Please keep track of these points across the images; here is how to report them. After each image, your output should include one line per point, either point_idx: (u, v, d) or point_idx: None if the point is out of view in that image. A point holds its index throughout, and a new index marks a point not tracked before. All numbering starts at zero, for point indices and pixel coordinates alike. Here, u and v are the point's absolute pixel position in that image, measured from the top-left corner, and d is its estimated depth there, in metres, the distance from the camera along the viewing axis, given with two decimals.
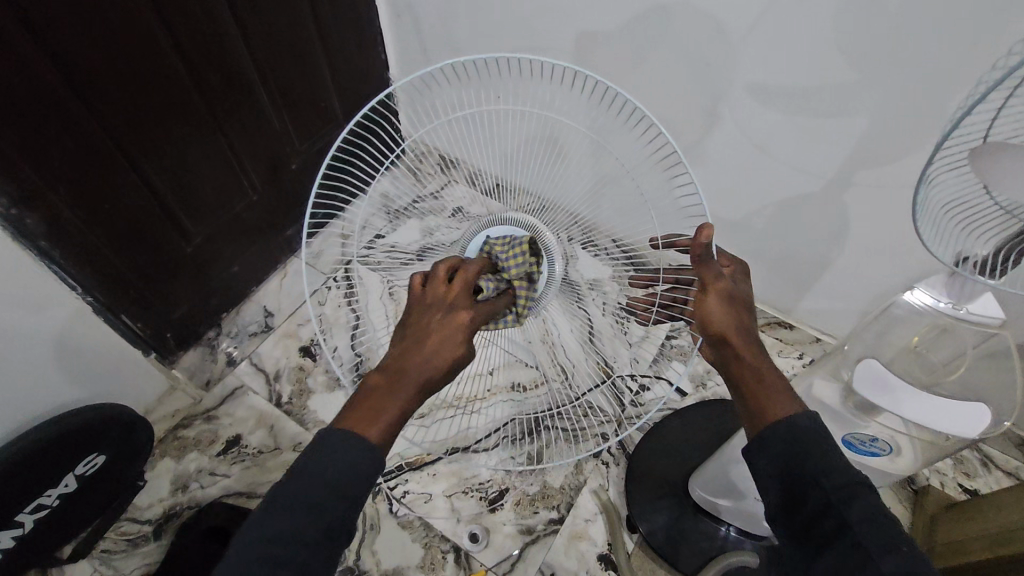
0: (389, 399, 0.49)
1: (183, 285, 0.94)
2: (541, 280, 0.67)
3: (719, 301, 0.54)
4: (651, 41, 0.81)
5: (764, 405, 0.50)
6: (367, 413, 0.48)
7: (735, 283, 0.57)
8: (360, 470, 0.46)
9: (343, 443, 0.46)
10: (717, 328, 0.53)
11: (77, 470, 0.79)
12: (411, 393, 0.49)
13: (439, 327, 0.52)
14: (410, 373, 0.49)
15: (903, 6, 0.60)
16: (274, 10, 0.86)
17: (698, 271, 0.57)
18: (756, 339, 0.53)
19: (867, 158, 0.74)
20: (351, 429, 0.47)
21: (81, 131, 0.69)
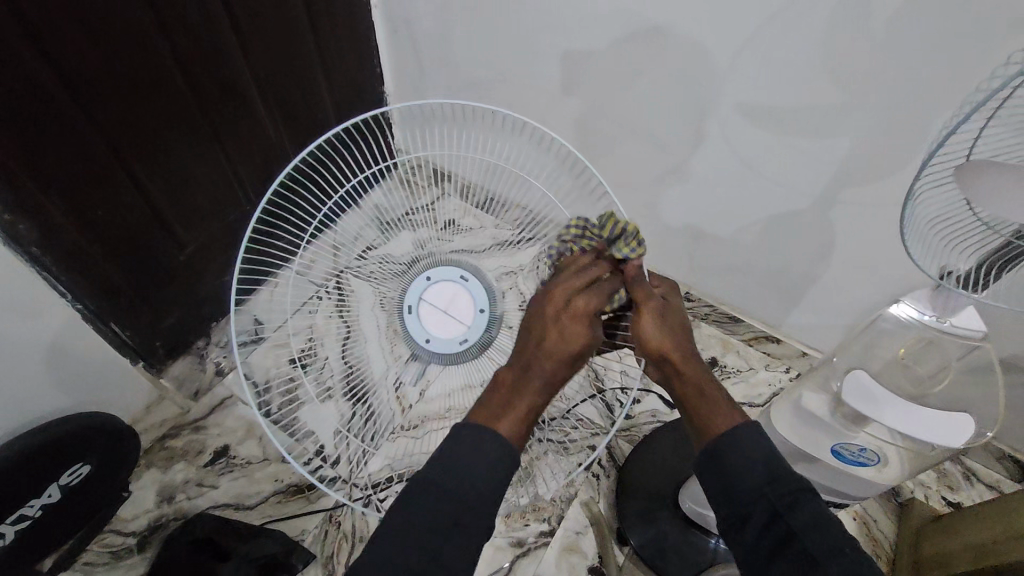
0: (517, 396, 0.55)
1: (174, 293, 0.93)
2: (487, 316, 0.77)
3: (591, 298, 0.59)
4: (644, 60, 0.83)
5: (706, 416, 0.53)
6: (499, 405, 0.55)
7: (666, 300, 0.61)
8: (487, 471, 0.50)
9: (471, 437, 0.51)
10: (654, 344, 0.57)
11: (61, 480, 0.77)
12: (537, 385, 0.56)
13: (569, 321, 0.58)
14: (546, 353, 0.57)
15: (884, 33, 0.63)
16: (274, 23, 0.87)
17: (631, 291, 0.61)
18: (693, 355, 0.57)
19: (852, 177, 0.77)
20: (483, 421, 0.53)
21: (77, 137, 0.69)
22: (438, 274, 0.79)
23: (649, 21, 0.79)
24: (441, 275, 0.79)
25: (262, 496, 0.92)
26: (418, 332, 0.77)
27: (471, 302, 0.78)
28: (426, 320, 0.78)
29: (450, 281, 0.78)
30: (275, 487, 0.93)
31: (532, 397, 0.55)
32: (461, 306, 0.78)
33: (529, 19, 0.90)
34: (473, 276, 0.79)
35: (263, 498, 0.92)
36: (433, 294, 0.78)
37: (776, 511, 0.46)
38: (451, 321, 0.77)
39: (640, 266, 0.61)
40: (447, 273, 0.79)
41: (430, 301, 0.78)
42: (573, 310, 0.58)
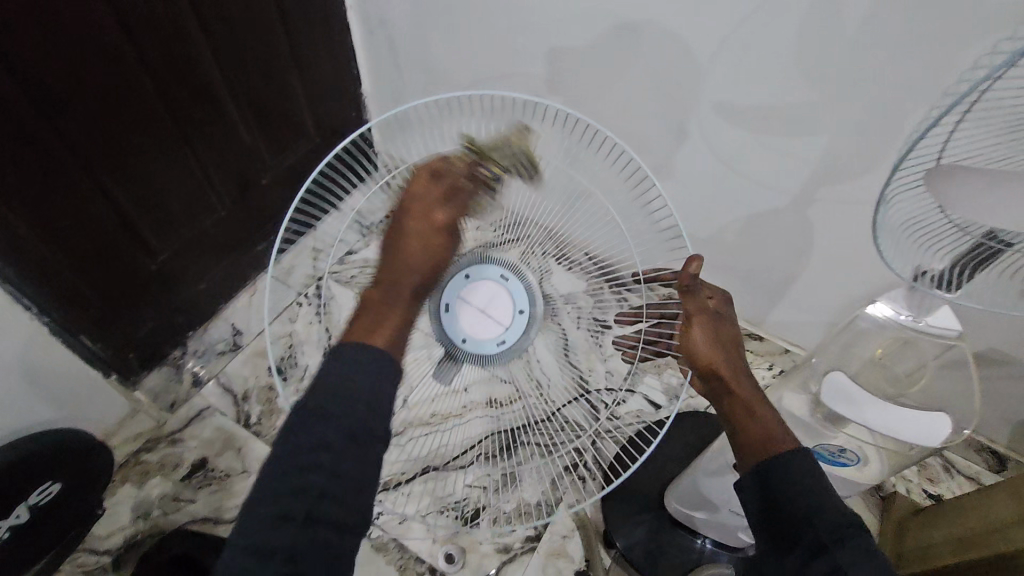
0: (385, 314, 0.60)
1: (146, 303, 0.91)
2: (525, 318, 0.73)
3: (446, 211, 0.66)
4: (622, 60, 0.83)
5: (762, 437, 0.52)
6: (365, 329, 0.58)
7: (717, 312, 0.61)
8: (378, 381, 0.53)
9: (363, 353, 0.54)
10: (704, 360, 0.57)
11: (30, 499, 0.75)
12: (398, 311, 0.61)
13: (407, 254, 0.64)
14: (398, 290, 0.63)
15: (858, 32, 0.63)
16: (245, 25, 0.85)
17: (681, 302, 0.61)
18: (744, 374, 0.57)
19: (830, 176, 0.77)
20: (360, 340, 0.57)
21: (40, 145, 0.67)
22: (478, 271, 0.74)
23: (626, 21, 0.78)
24: (480, 273, 0.74)
25: (242, 508, 0.90)
26: (455, 333, 0.73)
27: (509, 300, 0.74)
28: (465, 320, 0.73)
29: (489, 280, 0.74)
30: None
31: (394, 322, 0.60)
32: (500, 304, 0.73)
33: (504, 18, 0.89)
34: (515, 276, 0.74)
35: None
36: (472, 292, 0.73)
37: (822, 541, 0.45)
38: (489, 321, 0.73)
39: (698, 268, 0.60)
40: (487, 271, 0.74)
41: (469, 300, 0.74)
42: (433, 218, 0.65)
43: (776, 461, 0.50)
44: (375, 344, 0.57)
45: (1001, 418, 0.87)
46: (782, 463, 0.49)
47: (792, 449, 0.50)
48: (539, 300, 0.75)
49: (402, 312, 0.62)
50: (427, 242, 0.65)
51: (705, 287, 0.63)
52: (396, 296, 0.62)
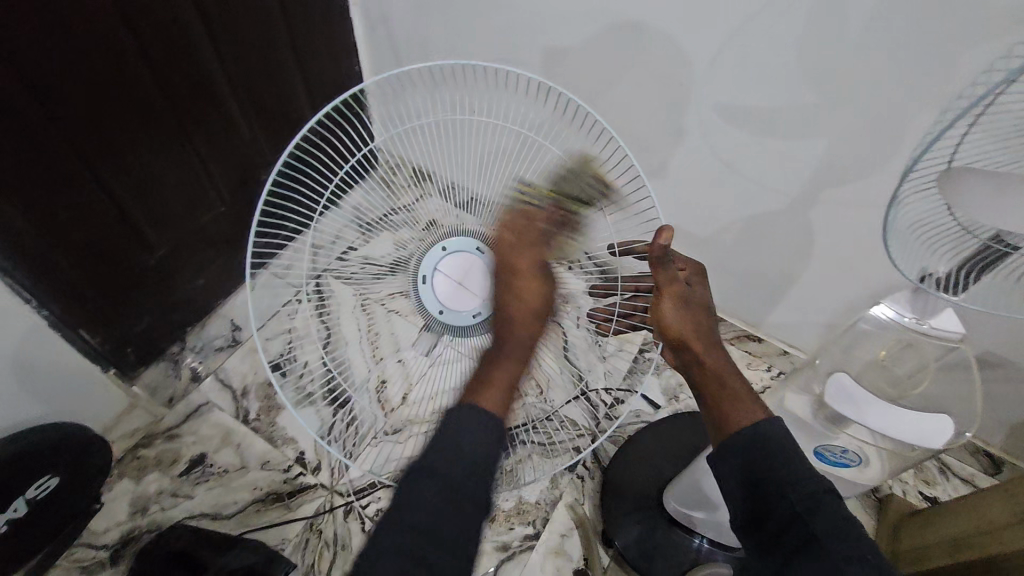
0: (504, 372, 0.61)
1: (145, 297, 0.91)
2: None
3: (533, 256, 0.66)
4: (624, 59, 0.83)
5: (725, 407, 0.52)
6: (481, 383, 0.59)
7: (687, 283, 0.58)
8: (485, 445, 0.53)
9: (471, 417, 0.54)
10: (671, 330, 0.56)
11: (27, 494, 0.74)
12: (513, 364, 0.62)
13: (526, 289, 0.65)
14: (511, 341, 0.64)
15: (861, 36, 0.64)
16: (246, 19, 0.85)
17: (653, 272, 0.58)
18: (713, 343, 0.55)
19: (831, 178, 0.77)
20: (476, 401, 0.56)
21: (38, 138, 0.66)
22: (454, 244, 0.74)
23: (629, 21, 0.78)
24: (457, 246, 0.74)
25: (240, 505, 0.90)
26: (431, 303, 0.73)
27: (484, 273, 0.73)
28: (442, 291, 0.73)
29: (465, 252, 0.73)
30: (253, 495, 0.90)
31: (512, 367, 0.61)
32: (474, 278, 0.72)
33: (506, 17, 0.89)
34: (489, 247, 0.73)
35: (241, 507, 0.90)
36: (448, 264, 0.74)
37: (796, 513, 0.44)
38: (465, 292, 0.73)
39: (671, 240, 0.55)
40: (463, 244, 0.74)
41: (447, 272, 0.73)
42: (534, 273, 0.65)
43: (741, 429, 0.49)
44: (484, 407, 0.56)
45: (998, 420, 0.88)
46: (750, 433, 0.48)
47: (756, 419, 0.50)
48: None
49: (518, 362, 0.62)
50: (534, 307, 0.64)
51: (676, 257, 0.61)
52: (507, 361, 0.61)
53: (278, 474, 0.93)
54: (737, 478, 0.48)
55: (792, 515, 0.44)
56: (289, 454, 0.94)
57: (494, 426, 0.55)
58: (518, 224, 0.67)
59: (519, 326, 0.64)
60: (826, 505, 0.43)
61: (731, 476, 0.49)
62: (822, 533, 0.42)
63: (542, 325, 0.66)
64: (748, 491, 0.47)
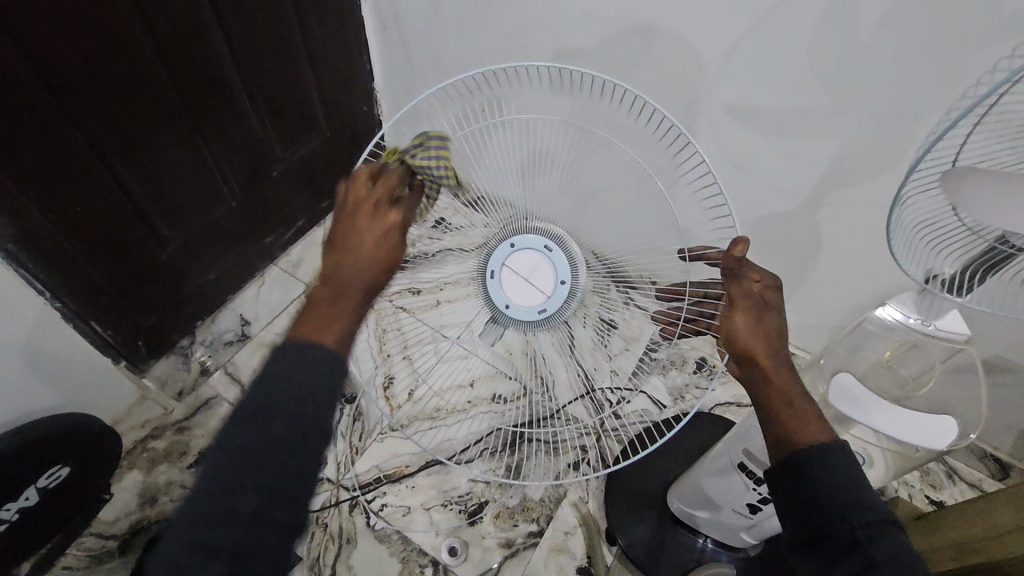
0: (330, 304, 0.48)
1: (156, 291, 0.92)
2: (567, 289, 0.71)
3: (380, 224, 0.52)
4: (633, 59, 0.83)
5: (790, 429, 0.49)
6: (318, 320, 0.46)
7: (764, 298, 0.54)
8: (322, 375, 0.43)
9: (294, 353, 0.43)
10: (743, 347, 0.52)
11: (39, 482, 0.76)
12: (355, 287, 0.49)
13: (365, 226, 0.52)
14: (335, 285, 0.49)
15: (871, 37, 0.64)
16: (259, 17, 0.86)
17: (726, 285, 0.55)
18: (785, 362, 0.52)
19: (838, 179, 0.77)
20: (304, 333, 0.45)
21: (55, 133, 0.68)
22: (523, 241, 0.72)
23: (637, 21, 0.78)
24: (525, 243, 0.72)
25: None
26: (498, 298, 0.72)
27: (552, 272, 0.71)
28: (508, 287, 0.72)
29: (533, 250, 0.72)
30: None
31: (345, 322, 0.47)
32: (544, 277, 0.71)
33: (516, 17, 0.90)
34: (559, 247, 0.72)
35: None
36: (518, 260, 0.72)
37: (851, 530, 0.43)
38: (532, 289, 0.71)
39: (745, 252, 0.55)
40: (533, 241, 0.72)
41: (513, 268, 0.72)
42: (386, 215, 0.53)
43: (810, 453, 0.46)
44: (320, 341, 0.44)
45: (1005, 425, 0.88)
46: (815, 458, 0.46)
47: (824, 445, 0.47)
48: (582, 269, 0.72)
49: (373, 248, 0.51)
50: (377, 252, 0.51)
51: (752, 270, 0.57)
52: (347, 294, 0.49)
53: None
54: (789, 503, 0.47)
55: (852, 544, 0.43)
56: None
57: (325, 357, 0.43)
58: (363, 181, 0.54)
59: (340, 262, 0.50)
60: (886, 533, 0.43)
61: (783, 499, 0.48)
62: (876, 550, 0.42)
63: (383, 269, 0.51)
64: (799, 515, 0.47)
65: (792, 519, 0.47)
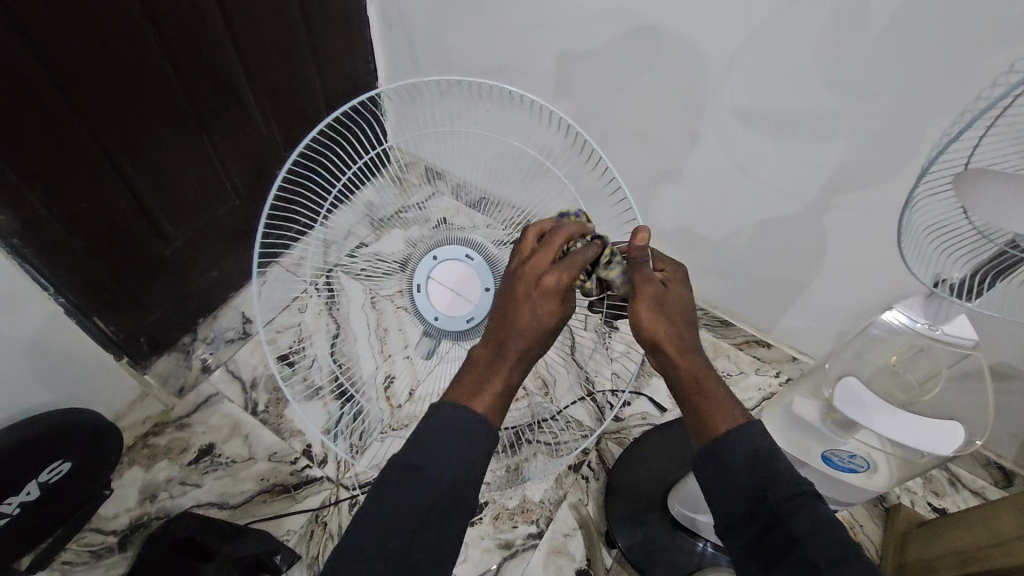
0: (492, 373, 0.50)
1: (158, 287, 0.92)
2: (491, 294, 0.74)
3: (562, 275, 0.53)
4: (640, 59, 0.83)
5: (705, 413, 0.48)
6: (471, 386, 0.49)
7: (667, 285, 0.55)
8: (466, 438, 0.45)
9: (439, 419, 0.46)
10: (648, 335, 0.52)
11: (41, 477, 0.75)
12: (505, 377, 0.50)
13: (523, 298, 0.53)
14: (507, 347, 0.51)
15: (882, 38, 0.63)
16: (266, 14, 0.86)
17: (632, 275, 0.56)
18: (693, 348, 0.52)
19: (845, 184, 0.77)
20: (460, 400, 0.48)
21: (60, 128, 0.68)
22: (444, 253, 0.75)
23: (645, 21, 0.78)
24: (448, 254, 0.76)
25: (247, 495, 0.90)
26: (426, 309, 0.74)
27: (475, 280, 0.74)
28: (435, 297, 0.75)
29: (455, 260, 0.75)
30: (260, 486, 0.91)
31: (501, 382, 0.49)
32: (465, 286, 0.74)
33: (522, 17, 0.90)
34: (480, 256, 0.75)
35: (248, 497, 0.90)
36: (440, 272, 0.75)
37: (777, 516, 0.41)
38: (460, 299, 0.74)
39: (647, 242, 0.58)
40: (454, 251, 0.76)
41: (439, 279, 0.75)
42: (541, 279, 0.53)
43: (726, 438, 0.46)
44: (476, 409, 0.47)
45: (1009, 433, 0.88)
46: (731, 439, 0.45)
47: (735, 429, 0.46)
48: (503, 270, 0.75)
49: (524, 344, 0.51)
50: (548, 313, 0.52)
51: (656, 262, 0.58)
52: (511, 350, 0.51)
53: (285, 465, 0.93)
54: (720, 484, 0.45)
55: (773, 519, 0.41)
56: (297, 447, 0.95)
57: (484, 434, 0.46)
58: (532, 245, 0.58)
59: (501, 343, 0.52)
60: (806, 506, 0.41)
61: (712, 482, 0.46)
62: (801, 533, 0.40)
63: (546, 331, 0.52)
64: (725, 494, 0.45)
65: (714, 504, 0.45)
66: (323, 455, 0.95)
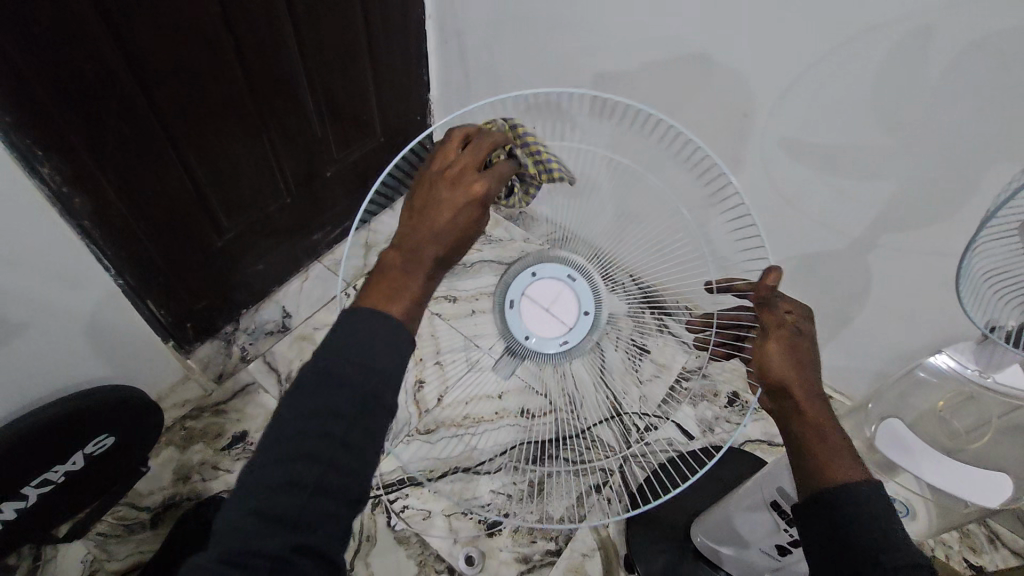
0: (406, 280, 0.53)
1: (208, 277, 0.96)
2: (591, 319, 0.70)
3: (469, 183, 0.56)
4: (690, 87, 0.84)
5: (822, 459, 0.49)
6: (388, 288, 0.53)
7: (801, 330, 0.55)
8: (382, 349, 0.48)
9: (366, 316, 0.49)
10: (774, 375, 0.53)
11: (86, 449, 0.79)
12: (413, 289, 0.53)
13: (442, 199, 0.55)
14: (412, 246, 0.54)
15: (940, 80, 0.63)
16: (332, 25, 0.90)
17: (759, 314, 0.57)
18: (818, 396, 0.52)
19: (894, 222, 0.76)
20: (374, 302, 0.52)
21: (137, 122, 0.72)
22: (546, 269, 0.72)
23: (699, 50, 0.79)
24: (548, 272, 0.72)
25: None
26: (518, 330, 0.70)
27: (575, 301, 0.71)
28: (527, 316, 0.71)
29: (555, 278, 0.71)
30: None
31: (434, 246, 0.54)
32: (564, 305, 0.70)
33: (576, 40, 0.92)
34: (582, 275, 0.71)
35: None
36: (537, 291, 0.71)
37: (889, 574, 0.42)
38: (553, 321, 0.70)
39: (778, 280, 0.57)
40: (556, 270, 0.72)
41: (531, 296, 0.71)
42: (469, 186, 0.56)
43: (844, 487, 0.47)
44: (390, 311, 0.51)
45: None
46: (848, 490, 0.46)
47: (861, 479, 0.47)
48: (605, 296, 0.72)
49: (449, 229, 0.55)
50: (455, 229, 0.55)
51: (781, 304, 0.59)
52: (393, 271, 0.54)
53: None
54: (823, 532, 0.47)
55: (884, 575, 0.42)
56: None
57: (399, 328, 0.50)
58: (454, 147, 0.58)
59: (382, 282, 0.53)
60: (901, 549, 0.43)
61: (815, 529, 0.48)
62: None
63: (463, 235, 0.56)
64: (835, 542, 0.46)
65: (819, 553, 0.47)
66: None
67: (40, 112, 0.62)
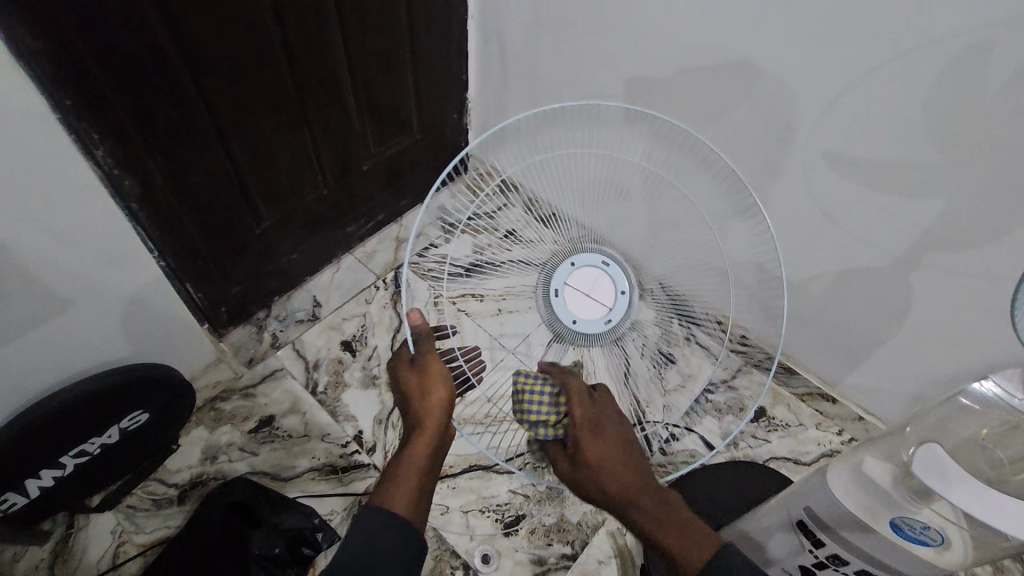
0: (406, 472, 0.60)
1: (245, 262, 0.98)
2: (627, 298, 0.78)
3: (436, 400, 0.64)
4: (733, 94, 0.82)
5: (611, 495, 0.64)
6: (393, 490, 0.58)
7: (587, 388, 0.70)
8: (397, 533, 0.55)
9: (380, 522, 0.55)
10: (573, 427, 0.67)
11: (122, 423, 0.82)
12: (416, 470, 0.60)
13: (422, 402, 0.64)
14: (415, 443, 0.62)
15: (999, 96, 0.61)
16: (377, 21, 0.91)
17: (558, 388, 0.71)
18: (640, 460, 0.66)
19: (940, 243, 0.74)
20: (386, 502, 0.57)
21: (186, 109, 0.74)
22: (582, 258, 0.79)
23: (745, 58, 0.78)
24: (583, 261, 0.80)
25: (297, 470, 0.95)
26: (565, 314, 0.77)
27: (610, 285, 0.78)
28: (571, 302, 0.77)
29: (592, 266, 0.78)
30: (310, 463, 0.95)
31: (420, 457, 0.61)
32: (600, 291, 0.77)
33: (618, 44, 0.91)
34: (614, 261, 0.79)
35: (298, 472, 0.95)
36: (577, 279, 0.78)
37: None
38: (595, 302, 0.77)
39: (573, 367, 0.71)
40: (590, 258, 0.79)
41: (573, 285, 0.78)
42: (432, 398, 0.64)
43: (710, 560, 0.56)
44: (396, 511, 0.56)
45: None
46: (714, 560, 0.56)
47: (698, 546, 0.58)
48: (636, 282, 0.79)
49: (434, 411, 0.64)
50: (434, 426, 0.63)
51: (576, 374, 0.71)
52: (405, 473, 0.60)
53: (336, 447, 0.97)
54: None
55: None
56: (349, 431, 0.99)
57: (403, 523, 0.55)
58: (413, 376, 0.67)
59: (412, 452, 0.62)
60: None
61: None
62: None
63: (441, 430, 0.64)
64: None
65: None
66: (372, 443, 0.98)
67: (96, 95, 0.64)
